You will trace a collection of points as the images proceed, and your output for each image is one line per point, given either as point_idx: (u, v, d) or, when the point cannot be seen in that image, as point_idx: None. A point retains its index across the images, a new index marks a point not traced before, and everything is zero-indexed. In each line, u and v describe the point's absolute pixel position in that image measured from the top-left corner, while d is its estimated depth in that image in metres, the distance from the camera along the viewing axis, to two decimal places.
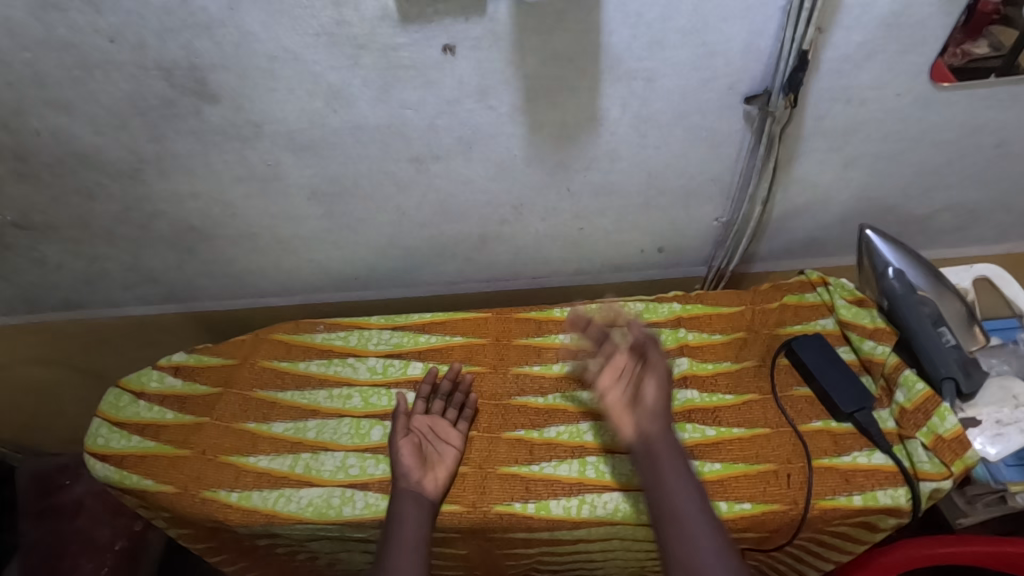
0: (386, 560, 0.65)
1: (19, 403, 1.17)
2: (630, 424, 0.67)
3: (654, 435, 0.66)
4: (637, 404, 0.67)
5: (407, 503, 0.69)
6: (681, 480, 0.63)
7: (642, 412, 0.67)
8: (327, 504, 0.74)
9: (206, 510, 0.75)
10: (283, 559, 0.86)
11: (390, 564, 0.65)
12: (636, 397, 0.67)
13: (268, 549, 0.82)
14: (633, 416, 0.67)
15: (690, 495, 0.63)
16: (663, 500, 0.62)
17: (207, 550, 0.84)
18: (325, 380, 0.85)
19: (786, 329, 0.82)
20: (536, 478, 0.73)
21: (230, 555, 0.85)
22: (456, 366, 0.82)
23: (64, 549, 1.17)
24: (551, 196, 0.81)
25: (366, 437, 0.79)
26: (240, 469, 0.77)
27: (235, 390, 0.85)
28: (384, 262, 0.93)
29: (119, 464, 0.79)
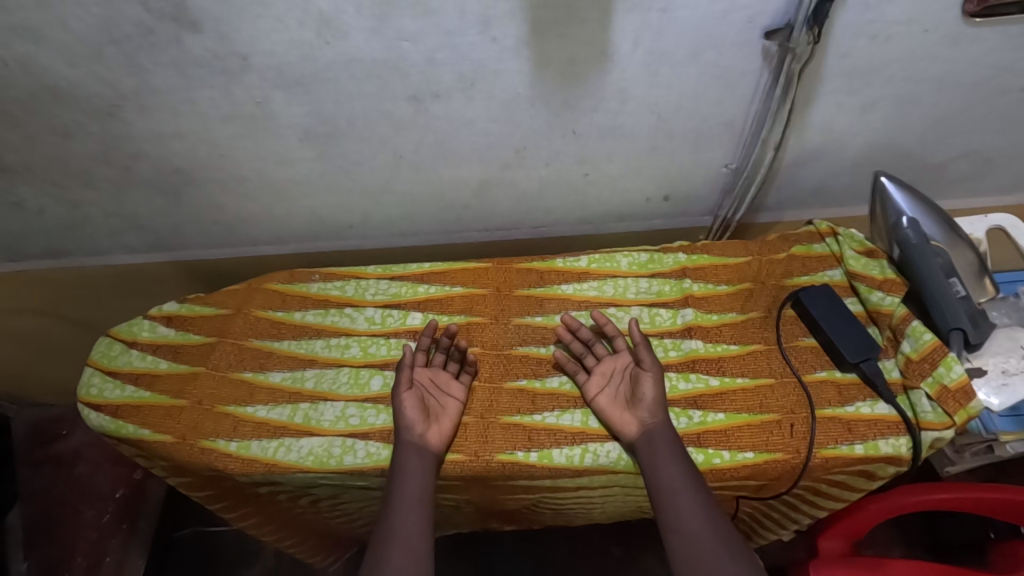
0: (391, 513, 0.66)
1: (10, 358, 1.15)
2: (631, 424, 0.69)
3: (655, 426, 0.68)
4: (636, 403, 0.70)
5: (410, 456, 0.69)
6: (679, 468, 0.65)
7: (642, 409, 0.69)
8: (328, 454, 0.73)
9: (206, 460, 0.74)
10: (284, 506, 0.87)
11: (396, 518, 0.65)
12: (634, 398, 0.70)
13: (270, 496, 0.82)
14: (633, 414, 0.69)
15: (687, 480, 0.65)
16: (662, 491, 0.64)
17: (207, 499, 0.84)
18: (322, 331, 0.83)
19: (793, 280, 0.80)
20: (539, 428, 0.72)
21: (230, 503, 0.85)
22: (450, 328, 0.76)
23: (65, 497, 1.19)
24: (555, 139, 0.78)
25: (366, 387, 0.78)
26: (239, 420, 0.76)
27: (230, 340, 0.83)
28: (380, 209, 0.90)
29: (114, 414, 0.77)
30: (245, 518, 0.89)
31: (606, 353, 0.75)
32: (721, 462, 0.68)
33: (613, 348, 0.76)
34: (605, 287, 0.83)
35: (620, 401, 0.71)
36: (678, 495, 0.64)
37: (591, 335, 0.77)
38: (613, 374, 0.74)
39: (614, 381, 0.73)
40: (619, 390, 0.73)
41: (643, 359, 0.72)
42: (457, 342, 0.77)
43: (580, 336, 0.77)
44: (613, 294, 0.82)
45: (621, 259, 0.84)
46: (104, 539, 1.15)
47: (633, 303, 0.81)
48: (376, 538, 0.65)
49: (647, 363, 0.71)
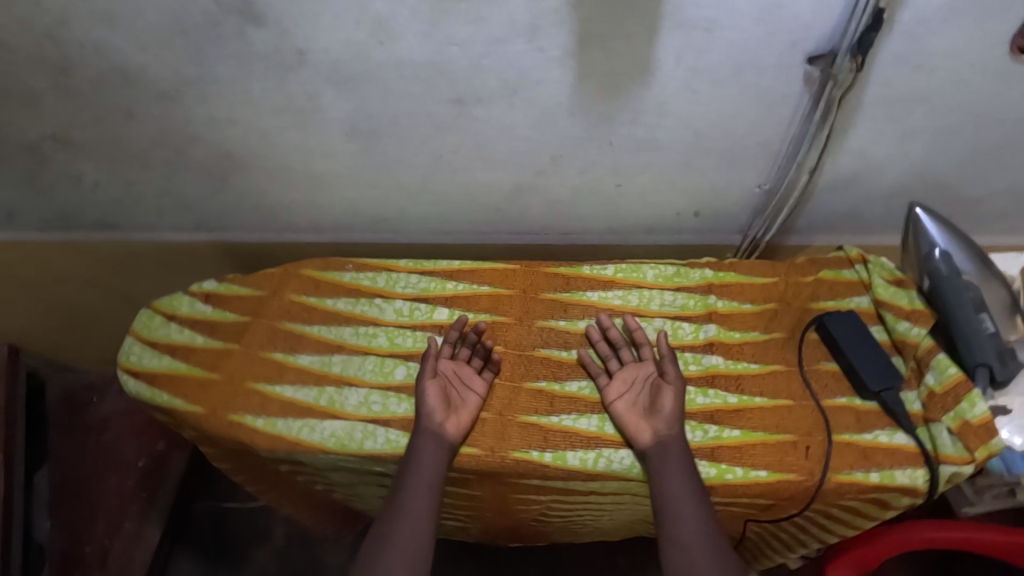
0: (403, 494, 0.69)
1: (53, 323, 1.21)
2: (645, 432, 0.70)
3: (669, 437, 0.69)
4: (654, 413, 0.71)
5: (427, 444, 0.71)
6: (686, 480, 0.66)
7: (659, 420, 0.70)
8: (349, 437, 0.76)
9: (233, 433, 0.77)
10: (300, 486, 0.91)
11: (408, 501, 0.69)
12: (652, 408, 0.71)
13: (289, 475, 0.85)
14: (648, 423, 0.71)
15: (692, 493, 0.66)
16: (667, 499, 0.66)
17: (229, 471, 0.88)
18: (351, 319, 0.86)
19: (819, 304, 0.80)
20: (555, 429, 0.74)
21: (250, 477, 0.89)
22: (479, 324, 0.79)
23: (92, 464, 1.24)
24: (591, 148, 0.79)
25: (390, 376, 0.80)
26: (266, 397, 0.79)
27: (264, 321, 0.86)
28: (415, 205, 0.92)
29: (150, 382, 0.81)
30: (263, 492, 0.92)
31: (631, 359, 0.77)
32: (733, 478, 0.69)
33: (638, 355, 0.78)
34: (629, 297, 0.84)
35: (638, 409, 0.73)
36: (683, 504, 0.66)
37: (617, 339, 0.78)
38: (634, 381, 0.75)
39: (634, 387, 0.74)
40: (638, 397, 0.74)
41: (669, 370, 0.73)
42: (484, 341, 0.79)
43: (609, 337, 0.79)
44: (637, 304, 0.83)
45: (648, 270, 0.86)
46: (124, 507, 1.19)
47: (656, 315, 0.82)
48: (386, 518, 0.69)
49: (670, 376, 0.73)
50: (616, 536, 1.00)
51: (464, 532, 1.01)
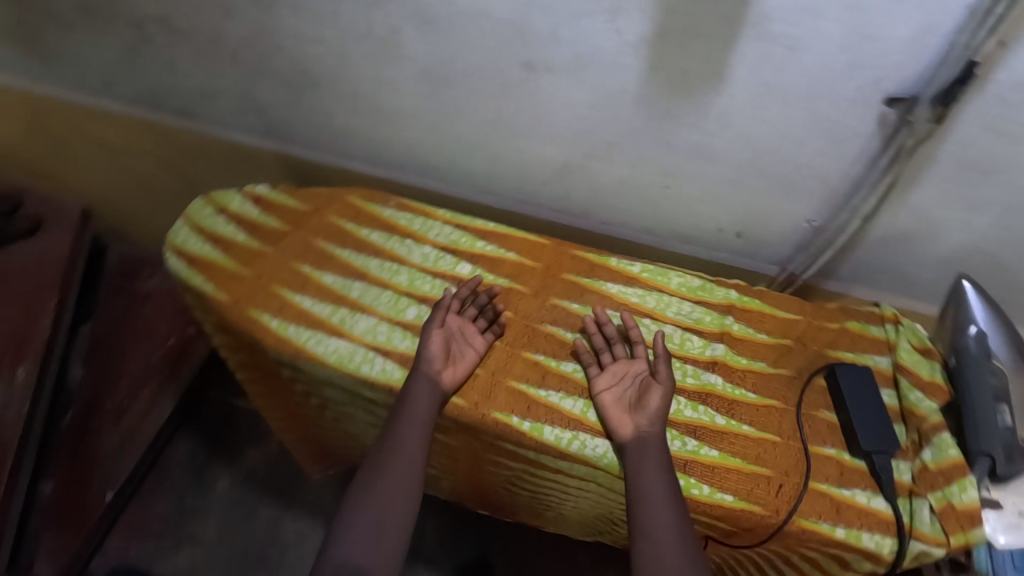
0: (396, 428, 0.73)
1: (124, 192, 1.31)
2: (627, 425, 0.71)
3: (651, 434, 0.70)
4: (638, 409, 0.72)
5: (422, 387, 0.74)
6: (662, 479, 0.67)
7: (642, 416, 0.71)
8: (349, 358, 0.80)
9: (248, 327, 0.82)
10: (295, 398, 0.95)
11: (399, 436, 0.72)
12: (637, 404, 0.72)
13: (289, 381, 0.90)
14: (630, 417, 0.72)
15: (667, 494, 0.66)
16: (642, 494, 0.66)
17: (238, 364, 0.94)
18: (380, 252, 0.89)
19: (836, 352, 0.79)
20: (540, 402, 0.76)
21: (255, 375, 0.94)
22: (477, 278, 0.84)
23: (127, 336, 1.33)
24: (647, 143, 0.79)
25: (401, 313, 0.84)
26: (285, 303, 0.84)
27: (301, 234, 0.91)
28: (467, 161, 0.95)
29: (188, 263, 0.88)
30: (262, 394, 0.98)
31: (625, 354, 0.77)
32: (698, 494, 0.69)
33: (632, 351, 0.78)
34: (647, 298, 0.84)
35: (623, 403, 0.73)
36: (656, 502, 0.66)
37: (615, 332, 0.79)
38: (625, 375, 0.76)
39: (623, 382, 0.75)
40: (625, 392, 0.74)
41: (660, 372, 0.74)
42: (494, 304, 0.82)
43: (605, 331, 0.79)
44: (654, 307, 0.83)
45: (673, 277, 0.85)
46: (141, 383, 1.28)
47: (669, 321, 0.82)
48: (381, 450, 0.73)
49: (661, 376, 0.74)
50: (580, 527, 1.01)
51: (438, 483, 1.04)
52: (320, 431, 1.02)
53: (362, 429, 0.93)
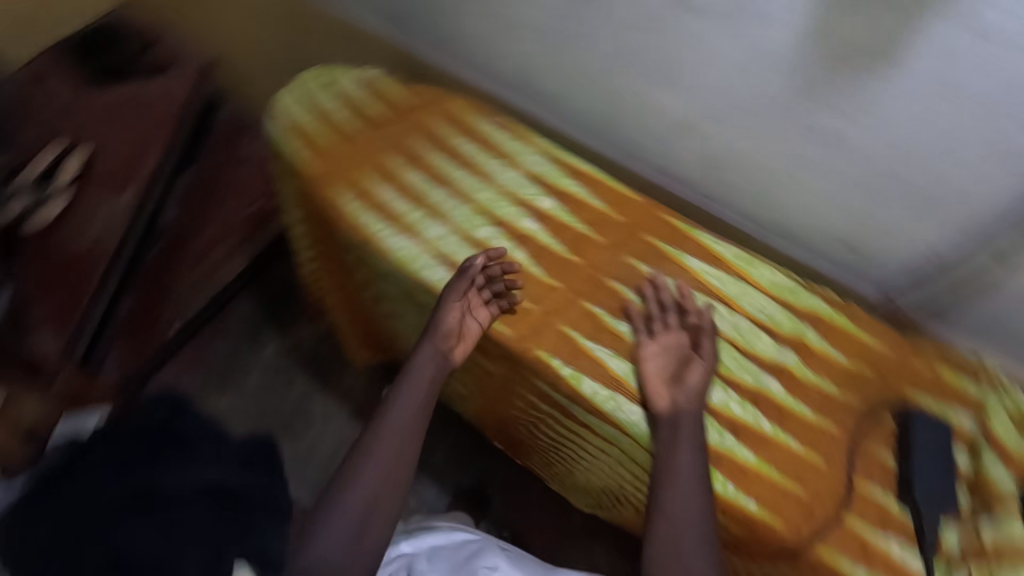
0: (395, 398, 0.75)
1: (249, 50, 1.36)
2: (664, 398, 0.69)
3: (687, 414, 0.67)
4: (678, 384, 0.69)
5: (428, 361, 0.76)
6: (692, 463, 0.65)
7: (681, 391, 0.69)
8: (413, 259, 0.80)
9: (327, 204, 0.84)
10: (353, 285, 0.98)
11: (398, 404, 0.75)
12: (678, 378, 0.70)
13: (350, 265, 0.92)
14: (668, 391, 0.69)
15: (695, 479, 0.65)
16: (669, 474, 0.65)
17: (308, 239, 0.97)
18: (468, 165, 0.88)
19: (916, 396, 0.72)
20: (586, 354, 0.74)
21: (322, 254, 0.97)
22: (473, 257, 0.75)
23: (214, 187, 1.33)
24: (780, 116, 0.72)
25: (473, 230, 0.82)
26: (366, 190, 0.85)
27: (397, 127, 0.91)
28: (580, 95, 0.90)
29: (287, 128, 0.89)
30: (324, 273, 1.01)
31: (676, 325, 0.74)
32: (721, 491, 0.66)
33: (680, 322, 0.75)
34: (727, 283, 0.79)
35: (663, 375, 0.71)
36: (681, 485, 0.64)
37: (668, 299, 0.76)
38: (669, 348, 0.73)
39: (668, 355, 0.72)
40: (666, 364, 0.72)
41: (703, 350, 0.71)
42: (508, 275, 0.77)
43: (658, 296, 0.76)
44: (731, 294, 0.78)
45: (761, 269, 0.79)
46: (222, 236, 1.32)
47: (743, 313, 0.77)
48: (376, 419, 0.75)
49: (705, 353, 0.71)
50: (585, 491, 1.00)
51: (463, 404, 1.06)
52: (368, 319, 1.06)
53: (408, 331, 0.95)
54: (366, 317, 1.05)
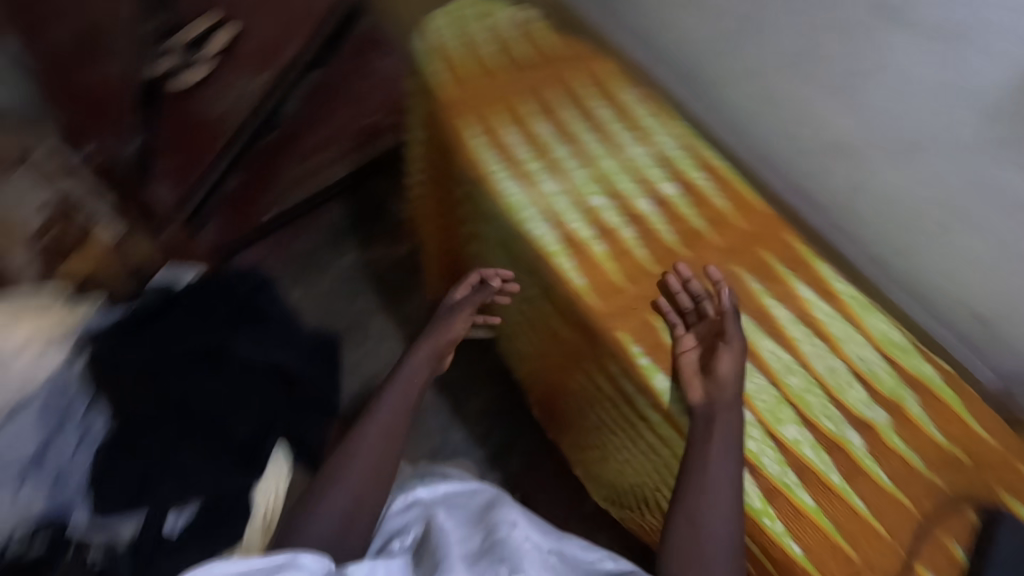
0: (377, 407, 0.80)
1: None
2: (698, 391, 0.69)
3: (721, 407, 0.67)
4: (709, 376, 0.69)
5: (411, 371, 0.84)
6: (725, 465, 0.65)
7: (713, 382, 0.68)
8: (520, 207, 0.79)
9: (453, 132, 0.84)
10: (452, 217, 1.00)
11: (381, 411, 0.79)
12: (709, 369, 0.69)
13: (456, 197, 0.93)
14: (701, 383, 0.69)
15: (728, 481, 0.65)
16: (703, 473, 0.65)
17: (423, 163, 0.99)
18: (599, 130, 0.85)
19: (1012, 502, 0.65)
20: (667, 349, 0.72)
21: (431, 179, 0.99)
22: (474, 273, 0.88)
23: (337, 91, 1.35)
24: (958, 159, 0.65)
25: (586, 196, 0.80)
26: (493, 129, 0.84)
27: (537, 74, 0.89)
28: (733, 87, 0.85)
29: (433, 49, 0.90)
30: (427, 198, 1.03)
31: (709, 314, 0.72)
32: (767, 524, 0.64)
33: (710, 308, 0.72)
34: (834, 322, 0.74)
35: (696, 365, 0.70)
36: (715, 486, 0.65)
37: (697, 287, 0.73)
38: (700, 337, 0.72)
39: (700, 346, 0.71)
40: (698, 353, 0.71)
41: (725, 341, 0.70)
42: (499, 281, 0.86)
43: (689, 287, 0.73)
44: (836, 334, 0.73)
45: (875, 317, 0.74)
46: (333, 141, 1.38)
47: (843, 357, 0.72)
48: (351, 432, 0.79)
49: (732, 338, 0.70)
50: (607, 486, 1.00)
51: (518, 362, 1.07)
52: (455, 253, 1.08)
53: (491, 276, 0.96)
54: (453, 251, 1.08)
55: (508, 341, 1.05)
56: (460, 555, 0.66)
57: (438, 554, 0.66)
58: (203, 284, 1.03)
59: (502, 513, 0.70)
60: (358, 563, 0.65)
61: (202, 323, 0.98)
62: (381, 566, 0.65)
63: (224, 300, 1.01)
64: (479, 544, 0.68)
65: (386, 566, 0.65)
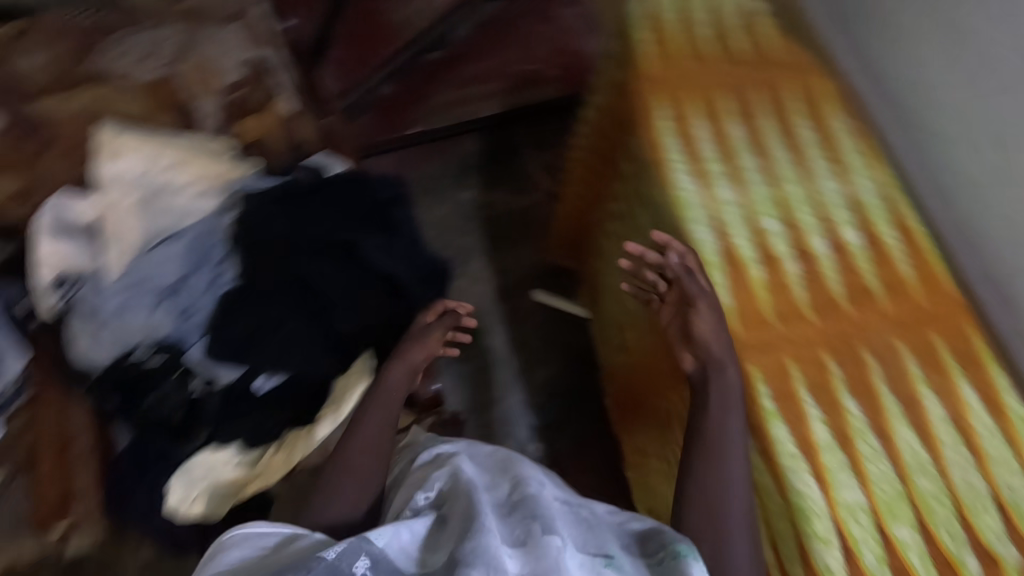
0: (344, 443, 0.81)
1: None
2: (691, 361, 0.70)
3: (712, 372, 0.67)
4: (692, 344, 0.70)
5: (376, 411, 0.82)
6: (733, 441, 0.65)
7: (696, 351, 0.69)
8: (688, 206, 0.75)
9: (640, 106, 0.80)
10: (608, 188, 0.99)
11: (364, 428, 0.81)
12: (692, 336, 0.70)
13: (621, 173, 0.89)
14: (691, 353, 0.70)
15: (738, 460, 0.65)
16: (705, 445, 0.65)
17: (595, 126, 0.97)
18: (795, 151, 0.79)
19: None
20: (797, 404, 0.66)
21: (600, 144, 0.98)
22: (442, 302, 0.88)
23: None
24: None
25: (759, 216, 0.75)
26: (683, 116, 0.79)
27: (749, 72, 0.82)
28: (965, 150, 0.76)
29: (648, 15, 0.85)
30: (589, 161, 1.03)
31: (680, 281, 0.71)
32: None
33: (682, 273, 0.71)
34: (990, 438, 0.66)
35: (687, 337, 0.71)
36: (718, 460, 0.65)
37: (661, 257, 0.73)
38: (679, 300, 0.72)
39: (678, 315, 0.73)
40: (681, 323, 0.72)
41: (692, 308, 0.69)
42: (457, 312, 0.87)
43: (655, 257, 0.73)
44: (987, 451, 0.65)
45: None
46: None
47: (988, 479, 0.64)
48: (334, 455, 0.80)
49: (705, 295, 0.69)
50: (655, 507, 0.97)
51: (617, 351, 1.06)
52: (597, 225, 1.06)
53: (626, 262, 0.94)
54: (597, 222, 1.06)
55: (615, 327, 1.04)
56: (487, 503, 0.63)
57: (463, 500, 0.63)
58: (348, 179, 1.06)
59: (523, 466, 0.68)
60: (384, 525, 0.60)
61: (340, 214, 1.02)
62: (405, 528, 0.62)
63: (366, 198, 1.04)
64: (503, 493, 0.66)
65: (410, 527, 0.62)
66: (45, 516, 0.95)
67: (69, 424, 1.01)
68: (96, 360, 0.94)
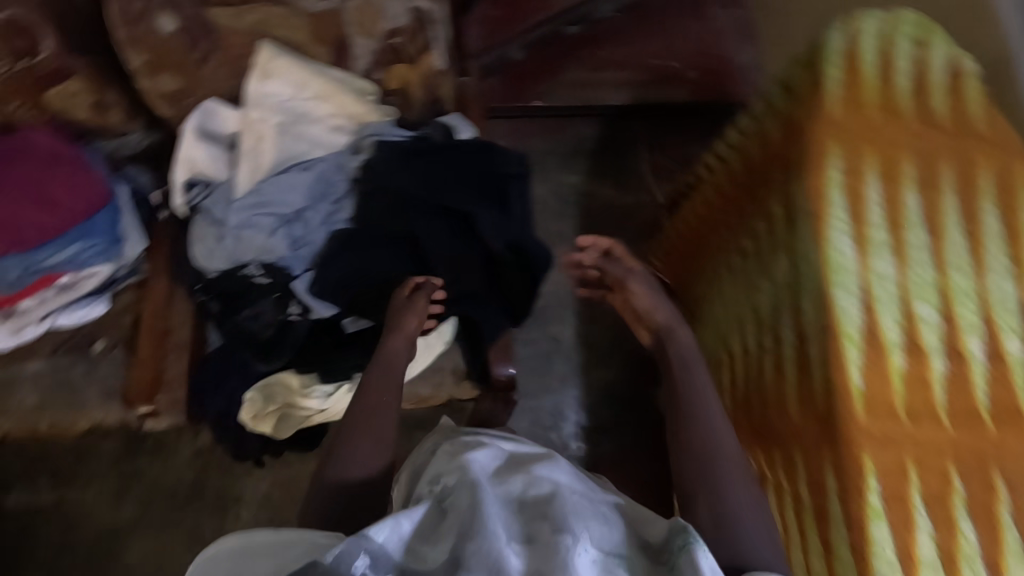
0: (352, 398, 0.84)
1: None
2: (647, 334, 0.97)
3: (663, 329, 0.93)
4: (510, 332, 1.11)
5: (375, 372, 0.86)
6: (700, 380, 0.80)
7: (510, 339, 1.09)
8: (841, 270, 0.69)
9: (813, 150, 0.74)
10: (741, 217, 0.94)
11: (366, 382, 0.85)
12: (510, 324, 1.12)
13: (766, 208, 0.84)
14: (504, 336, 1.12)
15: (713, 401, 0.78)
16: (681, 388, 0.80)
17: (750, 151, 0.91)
18: (977, 239, 0.71)
19: None
20: (907, 507, 0.63)
21: (748, 171, 0.92)
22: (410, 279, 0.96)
23: None
24: None
25: (917, 300, 0.68)
26: (858, 171, 0.72)
27: (946, 138, 0.73)
28: None
29: (847, 50, 0.77)
30: (732, 182, 0.98)
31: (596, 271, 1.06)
32: None
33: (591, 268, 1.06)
34: None
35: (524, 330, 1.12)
36: (696, 396, 0.78)
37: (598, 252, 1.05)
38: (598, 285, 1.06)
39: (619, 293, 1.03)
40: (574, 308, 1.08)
41: (627, 288, 1.00)
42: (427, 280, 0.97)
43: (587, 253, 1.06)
44: None
45: None
46: None
47: None
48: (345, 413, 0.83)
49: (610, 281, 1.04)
50: None
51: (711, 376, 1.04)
52: (722, 247, 1.01)
53: (742, 299, 0.90)
54: (723, 243, 1.01)
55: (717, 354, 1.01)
56: (495, 496, 0.61)
57: (467, 492, 0.61)
58: (478, 146, 1.04)
59: (539, 463, 0.66)
60: (382, 519, 0.58)
61: (463, 181, 1.01)
62: (405, 519, 0.59)
63: (491, 169, 1.03)
64: (514, 491, 0.63)
65: (409, 517, 0.60)
66: (139, 396, 1.03)
67: (173, 316, 1.08)
68: (210, 266, 0.99)
